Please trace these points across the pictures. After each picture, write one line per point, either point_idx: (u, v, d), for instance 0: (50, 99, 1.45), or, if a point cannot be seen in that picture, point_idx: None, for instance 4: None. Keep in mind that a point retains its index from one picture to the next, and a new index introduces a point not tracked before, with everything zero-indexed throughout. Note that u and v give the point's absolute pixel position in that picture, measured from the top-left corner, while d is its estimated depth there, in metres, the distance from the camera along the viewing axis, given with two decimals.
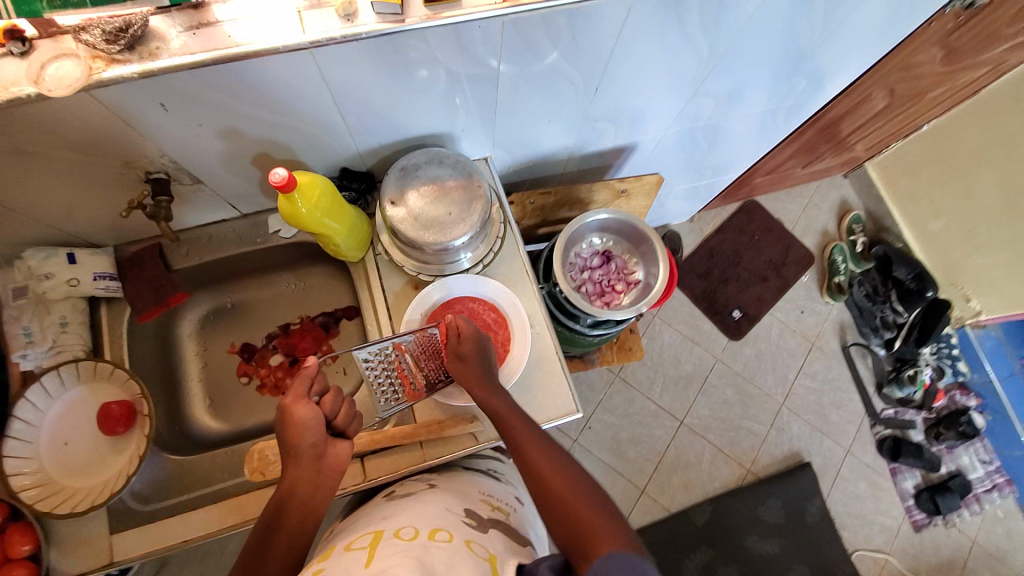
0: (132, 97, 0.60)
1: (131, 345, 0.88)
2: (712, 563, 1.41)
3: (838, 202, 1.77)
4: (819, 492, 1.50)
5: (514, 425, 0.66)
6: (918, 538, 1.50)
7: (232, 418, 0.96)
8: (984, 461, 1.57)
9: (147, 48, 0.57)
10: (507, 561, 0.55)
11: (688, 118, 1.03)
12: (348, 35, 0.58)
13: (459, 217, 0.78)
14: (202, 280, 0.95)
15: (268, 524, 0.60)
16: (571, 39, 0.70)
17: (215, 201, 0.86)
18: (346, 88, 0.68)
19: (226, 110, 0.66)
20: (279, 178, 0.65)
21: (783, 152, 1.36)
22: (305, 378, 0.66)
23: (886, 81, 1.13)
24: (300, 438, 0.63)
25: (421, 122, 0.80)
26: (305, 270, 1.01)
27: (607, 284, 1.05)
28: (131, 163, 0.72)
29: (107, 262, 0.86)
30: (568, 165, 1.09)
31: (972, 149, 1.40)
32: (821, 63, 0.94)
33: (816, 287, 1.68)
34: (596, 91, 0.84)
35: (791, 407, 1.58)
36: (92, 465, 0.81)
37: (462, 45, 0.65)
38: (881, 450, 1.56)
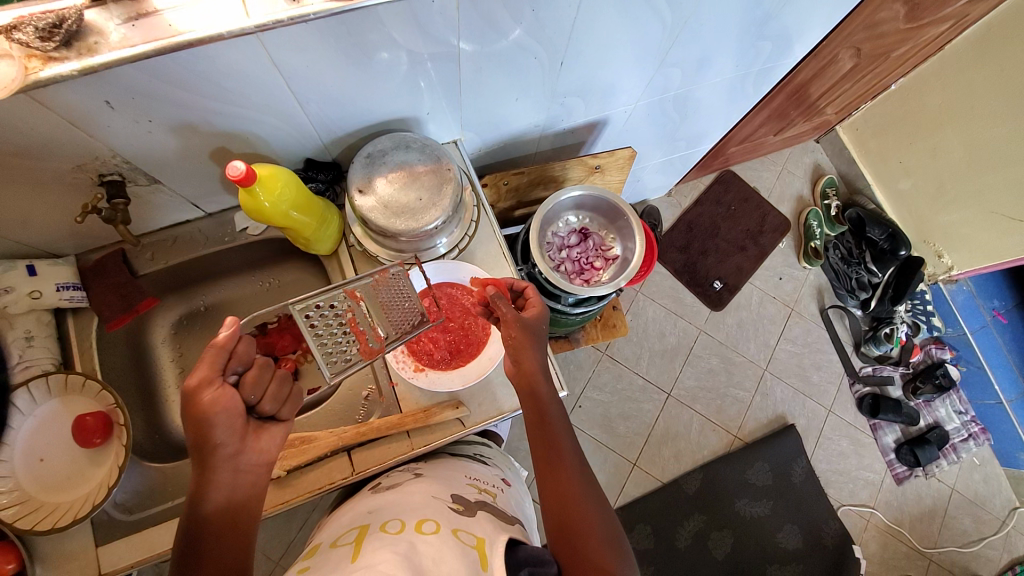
0: (74, 96, 0.58)
1: (102, 355, 0.85)
2: (705, 528, 1.45)
3: (812, 167, 1.79)
4: (804, 452, 1.54)
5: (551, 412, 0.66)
6: (900, 489, 1.56)
7: None
8: (960, 411, 1.63)
9: (86, 44, 0.54)
10: (497, 541, 0.56)
11: (656, 90, 1.02)
12: (296, 16, 0.56)
13: (430, 202, 0.77)
14: (171, 285, 0.93)
15: (187, 526, 0.53)
16: (532, 14, 0.68)
17: (177, 202, 0.84)
18: (302, 73, 0.65)
19: (176, 103, 0.64)
20: (237, 171, 0.62)
21: (755, 120, 1.37)
22: (219, 357, 0.55)
23: (851, 42, 1.13)
24: (213, 432, 0.54)
25: (385, 106, 0.78)
26: (278, 268, 0.99)
27: (586, 261, 1.05)
28: (82, 166, 0.69)
29: (69, 272, 0.83)
30: (540, 144, 1.08)
31: (939, 106, 1.42)
32: (786, 25, 0.93)
33: (793, 253, 1.70)
34: (561, 66, 0.83)
35: (774, 372, 1.61)
36: (72, 479, 0.78)
37: (421, 24, 0.63)
38: (862, 408, 1.60)
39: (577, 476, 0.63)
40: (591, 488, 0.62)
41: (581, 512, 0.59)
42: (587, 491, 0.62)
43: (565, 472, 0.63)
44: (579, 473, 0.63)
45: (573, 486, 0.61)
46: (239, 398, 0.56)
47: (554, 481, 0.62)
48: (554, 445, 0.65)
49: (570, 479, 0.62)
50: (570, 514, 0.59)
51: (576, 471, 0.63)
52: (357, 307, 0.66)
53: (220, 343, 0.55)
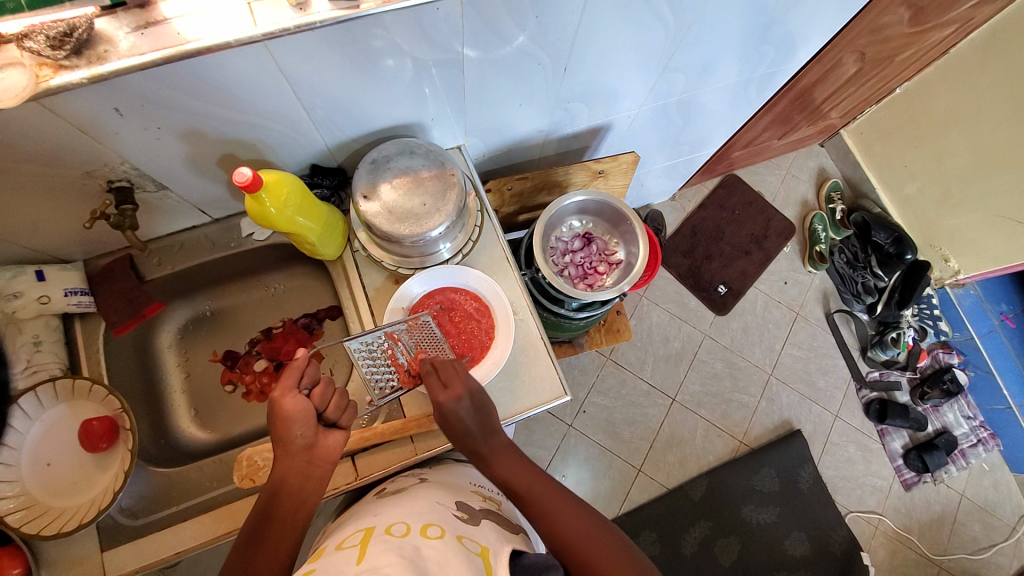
0: (85, 104, 0.58)
1: (108, 360, 0.86)
2: (711, 535, 1.44)
3: (816, 172, 1.79)
4: (811, 458, 1.53)
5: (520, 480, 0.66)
6: (909, 495, 1.54)
7: (219, 427, 0.95)
8: (969, 416, 1.61)
9: (95, 52, 0.55)
10: (500, 550, 0.56)
11: (660, 95, 1.02)
12: (302, 24, 0.56)
13: (433, 207, 0.77)
14: (177, 290, 0.94)
15: (261, 511, 0.61)
16: (536, 20, 0.69)
17: (184, 208, 0.85)
18: (308, 81, 0.66)
19: (184, 110, 0.65)
20: (243, 177, 0.63)
21: (758, 124, 1.37)
22: (295, 371, 0.66)
23: (855, 46, 1.13)
24: (290, 432, 0.63)
25: (390, 113, 0.78)
26: (283, 273, 1.00)
27: (589, 266, 1.05)
28: (91, 172, 0.70)
29: (77, 277, 0.84)
30: (543, 149, 1.08)
31: (944, 110, 1.41)
32: (790, 30, 0.94)
33: (798, 257, 1.70)
34: (565, 71, 0.83)
35: (780, 376, 1.60)
36: (79, 484, 0.79)
37: (426, 32, 0.64)
38: (869, 413, 1.59)
39: (579, 518, 0.63)
40: (594, 523, 0.63)
41: (594, 550, 0.60)
42: (590, 531, 0.62)
43: (567, 519, 0.63)
44: (578, 514, 0.64)
45: (577, 530, 0.61)
46: (311, 407, 0.65)
47: (560, 534, 0.61)
48: (547, 500, 0.64)
49: (575, 524, 0.62)
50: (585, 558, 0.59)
51: (574, 513, 0.63)
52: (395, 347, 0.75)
53: (295, 361, 0.65)
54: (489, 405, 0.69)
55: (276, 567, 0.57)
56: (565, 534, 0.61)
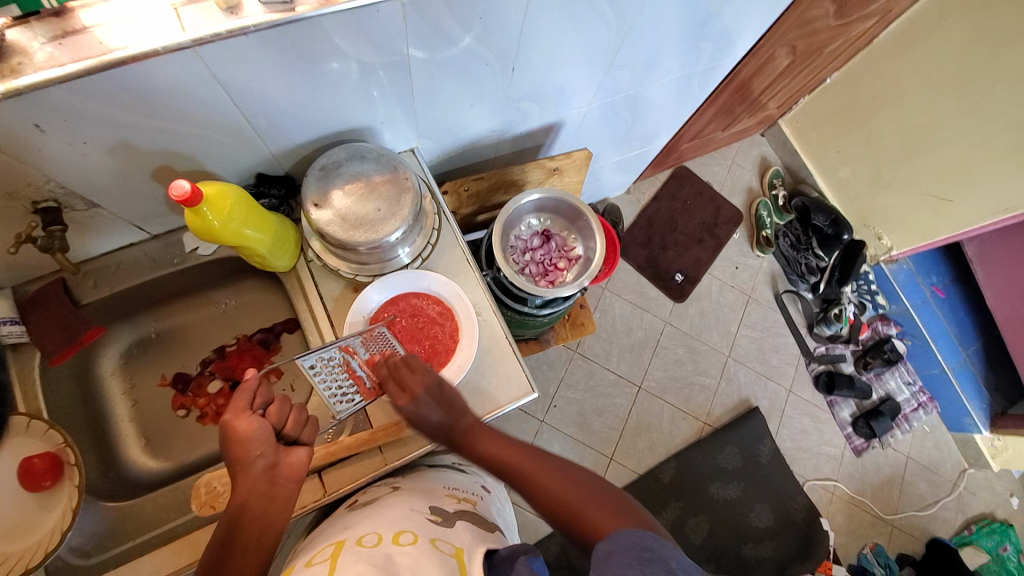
0: (1, 120, 0.54)
1: (46, 392, 0.80)
2: (682, 515, 1.49)
3: (759, 160, 1.88)
4: (770, 433, 1.61)
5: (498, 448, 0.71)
6: (860, 460, 1.65)
7: (175, 455, 0.90)
8: (908, 382, 1.73)
9: (8, 64, 0.51)
10: (475, 551, 0.56)
11: (607, 92, 1.05)
12: (235, 29, 0.54)
13: (389, 212, 0.77)
14: (118, 312, 0.89)
15: (220, 543, 0.58)
16: (480, 21, 0.69)
17: (118, 225, 0.80)
18: (247, 86, 0.64)
19: (113, 123, 0.61)
20: (180, 191, 0.60)
21: (703, 117, 1.42)
22: (247, 392, 0.65)
23: (786, 40, 1.20)
24: (248, 453, 0.61)
25: (336, 118, 0.77)
26: (235, 287, 0.96)
27: (549, 263, 1.06)
28: (13, 194, 0.65)
29: (4, 305, 0.78)
30: (497, 149, 1.09)
31: (870, 98, 1.52)
32: (725, 26, 0.98)
33: (747, 242, 1.78)
34: (513, 71, 0.84)
35: (737, 357, 1.67)
36: (22, 526, 0.73)
37: (369, 34, 0.63)
38: (819, 386, 1.68)
39: (552, 471, 0.67)
40: (568, 471, 0.67)
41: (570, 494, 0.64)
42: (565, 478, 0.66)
43: (541, 474, 0.67)
44: (551, 466, 0.68)
45: (549, 479, 0.66)
46: (268, 426, 0.63)
47: (537, 489, 0.66)
48: (522, 463, 0.69)
49: (549, 477, 0.67)
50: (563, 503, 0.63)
51: (547, 468, 0.68)
52: (351, 358, 0.71)
53: (246, 382, 0.64)
54: (451, 396, 0.72)
55: None
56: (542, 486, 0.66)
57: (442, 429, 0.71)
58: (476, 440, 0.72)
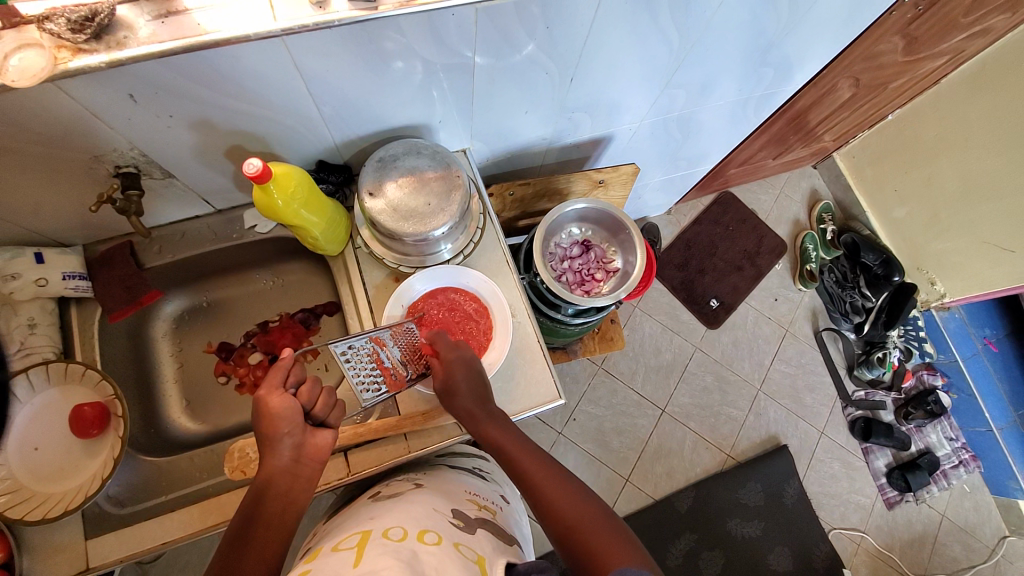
0: (100, 88, 0.59)
1: (103, 346, 0.85)
2: (696, 547, 1.44)
3: (808, 192, 1.83)
4: (796, 474, 1.55)
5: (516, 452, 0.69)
6: (891, 514, 1.56)
7: (212, 419, 0.95)
8: (951, 437, 1.64)
9: (115, 37, 0.56)
10: (496, 563, 0.56)
11: (661, 109, 1.05)
12: (320, 22, 0.58)
13: (438, 207, 0.79)
14: (175, 279, 0.94)
15: (244, 515, 0.59)
16: (546, 30, 0.71)
17: (187, 197, 0.85)
18: (321, 77, 0.67)
19: (197, 100, 0.65)
20: (253, 169, 0.64)
21: (755, 143, 1.40)
22: (281, 370, 0.65)
23: (850, 72, 1.17)
24: (277, 430, 0.62)
25: (398, 114, 0.80)
26: (282, 268, 1.00)
27: (587, 273, 1.06)
28: (100, 157, 0.70)
29: (76, 261, 0.84)
30: (546, 157, 1.10)
31: (933, 138, 1.46)
32: (788, 53, 0.97)
33: (789, 275, 1.73)
34: (571, 81, 0.85)
35: (767, 392, 1.62)
36: (66, 469, 0.78)
37: (439, 35, 0.66)
38: (854, 431, 1.61)
39: (557, 480, 0.66)
40: (579, 492, 0.65)
41: (573, 509, 0.62)
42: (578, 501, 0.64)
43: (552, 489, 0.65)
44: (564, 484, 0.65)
45: (560, 496, 0.64)
46: (298, 405, 0.64)
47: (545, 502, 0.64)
48: (527, 466, 0.67)
49: (554, 487, 0.65)
50: (564, 517, 0.62)
51: (553, 477, 0.66)
52: (380, 350, 0.73)
53: (281, 360, 0.65)
54: (485, 381, 0.75)
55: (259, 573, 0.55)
56: (544, 494, 0.65)
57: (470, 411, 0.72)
58: (493, 431, 0.70)
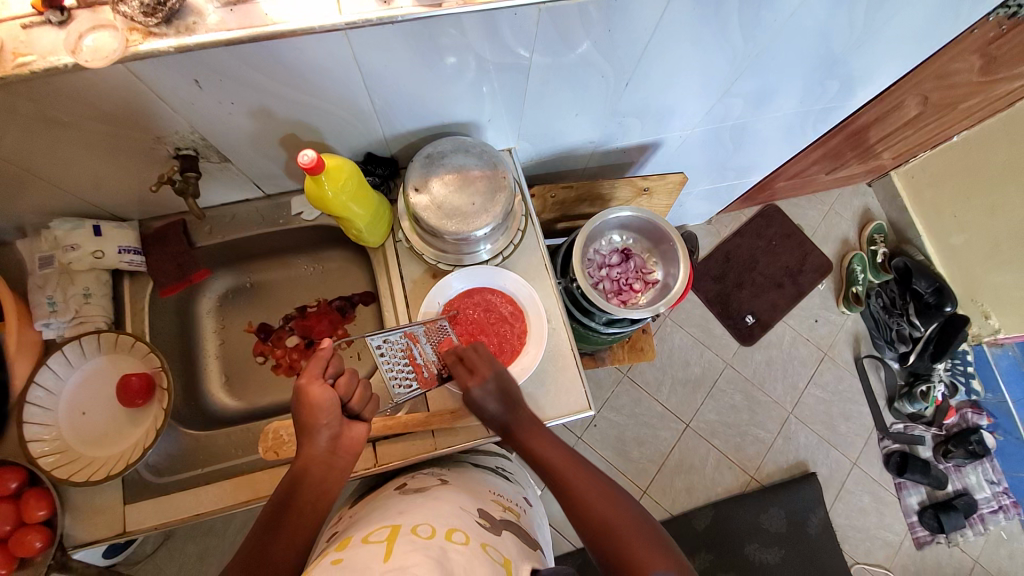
0: (168, 73, 0.60)
1: (151, 319, 0.89)
2: (710, 567, 1.41)
3: (860, 211, 1.75)
4: (823, 503, 1.49)
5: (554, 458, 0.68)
6: (920, 554, 1.49)
7: (247, 397, 0.98)
8: (992, 480, 1.56)
9: (184, 23, 0.57)
10: (521, 566, 0.56)
11: (714, 118, 1.01)
12: (383, 17, 0.57)
13: (482, 207, 0.78)
14: (222, 259, 0.96)
15: (280, 500, 0.61)
16: (606, 31, 0.69)
17: (240, 181, 0.87)
18: (377, 71, 0.67)
19: (257, 88, 0.66)
20: (307, 160, 0.65)
21: (808, 157, 1.34)
22: (320, 360, 0.66)
23: (920, 89, 1.11)
24: (316, 421, 0.63)
25: (449, 110, 0.79)
26: (322, 255, 1.02)
27: (625, 282, 1.04)
28: (161, 138, 0.72)
29: (132, 236, 0.86)
30: (589, 160, 1.08)
31: (1002, 163, 1.36)
32: (855, 68, 0.92)
33: (832, 296, 1.66)
34: (626, 85, 0.83)
35: (799, 416, 1.56)
36: (108, 436, 0.82)
37: (497, 33, 0.64)
38: (888, 465, 1.54)
39: (587, 479, 0.66)
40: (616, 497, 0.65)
41: (612, 517, 0.62)
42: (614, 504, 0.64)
43: (588, 492, 0.65)
44: (600, 488, 0.65)
45: (597, 501, 0.64)
46: (336, 398, 0.64)
47: (582, 505, 0.64)
48: (566, 473, 0.67)
49: (593, 492, 0.65)
50: (602, 524, 0.62)
51: (585, 476, 0.66)
52: (413, 346, 0.74)
53: (321, 351, 0.66)
54: (513, 391, 0.72)
55: (290, 559, 0.57)
56: (578, 498, 0.64)
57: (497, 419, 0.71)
58: (530, 438, 0.70)
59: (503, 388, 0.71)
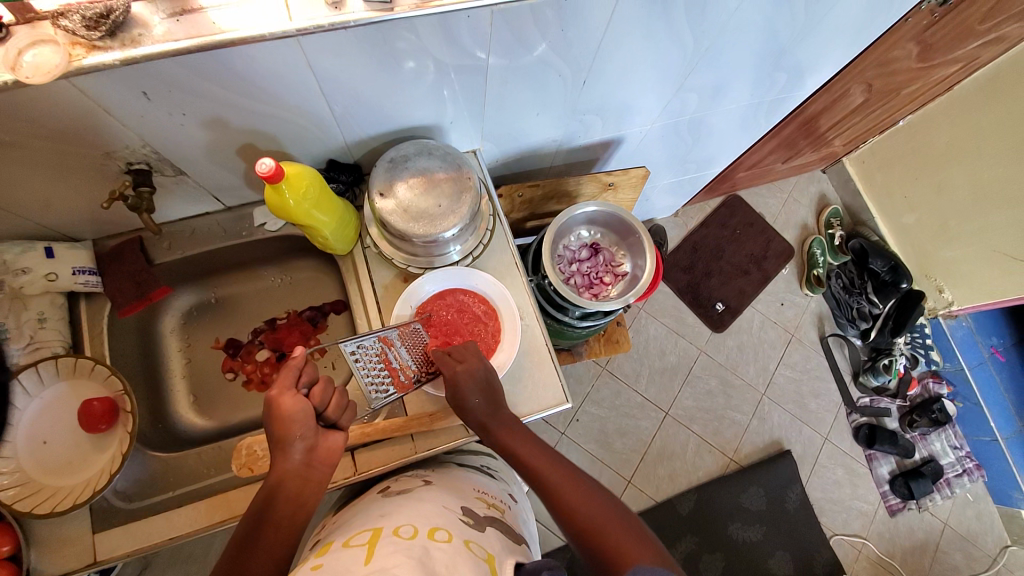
0: (114, 86, 0.59)
1: (112, 340, 0.86)
2: (697, 550, 1.44)
3: (817, 197, 1.82)
4: (799, 479, 1.54)
5: (535, 460, 0.69)
6: (893, 521, 1.56)
7: (219, 415, 0.95)
8: (955, 446, 1.65)
9: (129, 35, 0.55)
10: (505, 561, 0.56)
11: (672, 112, 1.04)
12: (336, 22, 0.57)
13: (449, 209, 0.78)
14: (184, 275, 0.94)
15: (256, 516, 0.59)
16: (560, 32, 0.70)
17: (198, 194, 0.85)
18: (334, 76, 0.67)
19: (211, 99, 0.65)
20: (265, 168, 0.64)
21: (764, 147, 1.39)
22: (293, 369, 0.65)
23: (863, 78, 1.16)
24: (289, 433, 0.62)
25: (409, 114, 0.79)
26: (289, 265, 1.01)
27: (595, 276, 1.06)
28: (112, 154, 0.70)
29: (86, 256, 0.84)
30: (554, 158, 1.10)
31: (945, 144, 1.44)
32: (801, 59, 0.96)
33: (795, 279, 1.72)
34: (583, 84, 0.84)
35: (772, 397, 1.62)
36: (74, 463, 0.78)
37: (452, 36, 0.65)
38: (858, 438, 1.61)
39: (573, 485, 0.66)
40: (597, 494, 0.65)
41: (591, 512, 0.63)
42: (595, 501, 0.64)
43: (570, 492, 0.65)
44: (582, 485, 0.66)
45: (576, 498, 0.64)
46: (310, 408, 0.64)
47: (564, 505, 0.64)
48: (547, 474, 0.68)
49: (573, 491, 0.65)
50: (580, 519, 0.62)
51: (574, 481, 0.66)
52: (388, 350, 0.74)
53: (292, 361, 0.65)
54: (495, 385, 0.74)
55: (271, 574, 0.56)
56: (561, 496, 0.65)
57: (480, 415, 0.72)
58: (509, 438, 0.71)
59: (484, 382, 0.73)
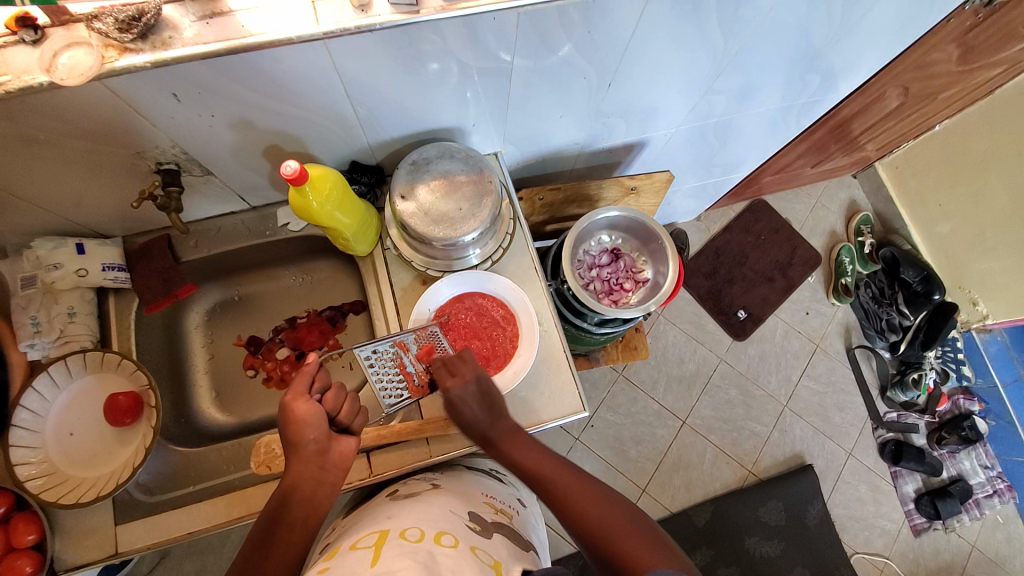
0: (146, 89, 0.60)
1: (138, 335, 0.88)
2: (711, 563, 1.41)
3: (846, 203, 1.76)
4: (820, 494, 1.50)
5: (541, 466, 0.67)
6: (918, 542, 1.50)
7: (238, 410, 0.97)
8: (986, 465, 1.57)
9: (160, 37, 0.56)
10: (512, 568, 0.55)
11: (699, 115, 1.02)
12: (362, 25, 0.57)
13: (469, 212, 0.78)
14: (208, 273, 0.95)
15: (270, 519, 0.60)
16: (586, 33, 0.69)
17: (223, 193, 0.86)
18: (358, 79, 0.66)
19: (237, 99, 0.65)
20: (289, 171, 0.64)
21: (793, 151, 1.35)
22: (306, 376, 0.65)
23: (900, 80, 1.12)
24: (303, 436, 0.62)
25: (432, 117, 0.79)
26: (309, 264, 1.02)
27: (615, 282, 1.05)
28: (141, 154, 0.72)
29: (116, 253, 0.86)
30: (576, 161, 1.08)
31: (984, 152, 1.38)
32: (835, 62, 0.93)
33: (821, 288, 1.67)
34: (609, 86, 0.83)
35: (794, 409, 1.57)
36: (99, 455, 0.81)
37: (477, 39, 0.64)
38: (884, 454, 1.55)
39: (585, 491, 0.65)
40: (607, 497, 0.64)
41: (601, 518, 0.62)
42: (605, 506, 0.63)
43: (580, 496, 0.64)
44: (592, 491, 0.65)
45: (585, 501, 0.64)
46: (324, 412, 0.64)
47: (573, 512, 0.63)
48: (554, 479, 0.66)
49: (580, 490, 0.65)
50: (593, 526, 0.61)
51: (575, 480, 0.66)
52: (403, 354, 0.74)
53: (306, 366, 0.65)
54: (495, 394, 0.71)
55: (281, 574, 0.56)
56: (568, 500, 0.64)
57: (480, 428, 0.69)
58: (512, 447, 0.69)
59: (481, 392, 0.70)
